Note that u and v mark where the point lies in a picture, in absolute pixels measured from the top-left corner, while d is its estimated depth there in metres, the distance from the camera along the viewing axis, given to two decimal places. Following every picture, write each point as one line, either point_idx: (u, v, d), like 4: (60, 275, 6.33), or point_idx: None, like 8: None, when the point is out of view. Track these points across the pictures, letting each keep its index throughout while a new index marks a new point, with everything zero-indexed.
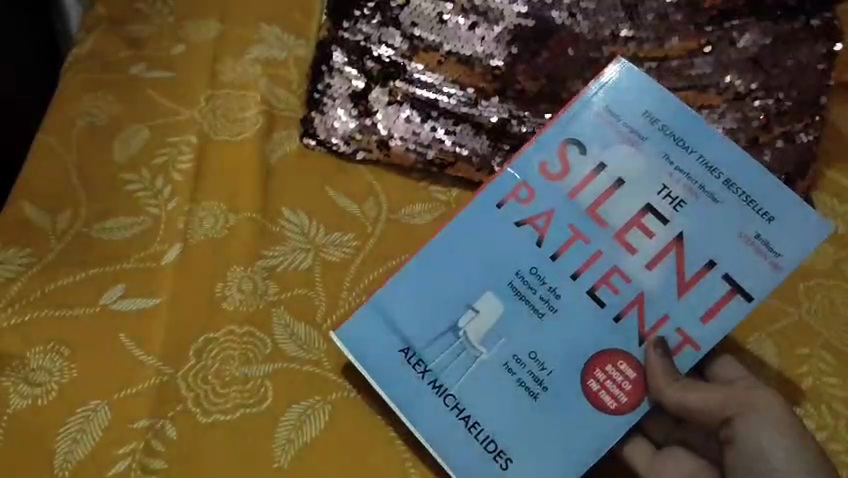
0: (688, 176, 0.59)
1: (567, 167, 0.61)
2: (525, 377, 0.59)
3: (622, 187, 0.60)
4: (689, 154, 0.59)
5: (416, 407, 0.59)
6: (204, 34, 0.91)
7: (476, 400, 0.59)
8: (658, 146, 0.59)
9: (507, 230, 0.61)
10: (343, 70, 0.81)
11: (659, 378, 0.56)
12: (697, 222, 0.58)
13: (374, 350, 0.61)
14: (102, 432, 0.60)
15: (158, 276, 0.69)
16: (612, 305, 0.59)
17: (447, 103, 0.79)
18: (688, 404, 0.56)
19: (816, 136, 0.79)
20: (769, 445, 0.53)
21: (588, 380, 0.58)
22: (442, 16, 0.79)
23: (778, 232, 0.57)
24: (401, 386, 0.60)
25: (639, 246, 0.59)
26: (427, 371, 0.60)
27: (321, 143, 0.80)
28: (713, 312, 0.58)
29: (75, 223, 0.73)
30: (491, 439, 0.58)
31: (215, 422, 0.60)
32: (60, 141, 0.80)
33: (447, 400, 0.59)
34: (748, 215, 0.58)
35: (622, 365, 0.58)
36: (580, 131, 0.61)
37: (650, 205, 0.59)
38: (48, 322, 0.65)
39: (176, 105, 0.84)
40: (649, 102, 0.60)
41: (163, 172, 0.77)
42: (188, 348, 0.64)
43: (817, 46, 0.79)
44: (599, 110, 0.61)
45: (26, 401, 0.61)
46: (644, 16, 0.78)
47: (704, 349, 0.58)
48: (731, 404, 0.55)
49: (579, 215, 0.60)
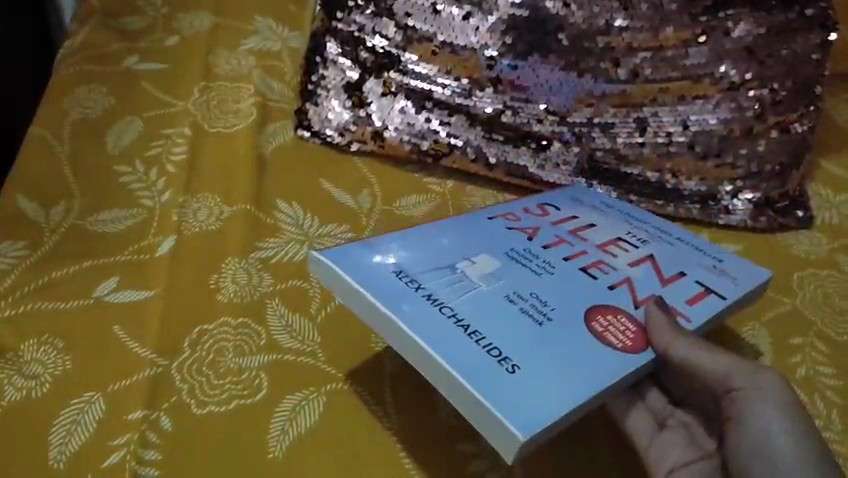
0: (647, 231, 0.67)
1: (547, 211, 0.68)
2: (526, 307, 0.53)
3: (594, 228, 0.67)
4: (644, 224, 0.69)
5: (407, 309, 0.51)
6: (198, 26, 0.91)
7: (476, 314, 0.51)
8: (618, 216, 0.70)
9: (499, 228, 0.63)
10: (337, 61, 0.81)
11: (666, 329, 0.53)
12: (663, 252, 0.64)
13: (364, 266, 0.54)
14: (97, 424, 0.58)
15: (154, 269, 0.69)
16: (604, 279, 0.59)
17: (442, 94, 0.78)
18: (691, 364, 0.52)
19: (811, 126, 0.80)
20: (770, 428, 0.49)
21: (592, 323, 0.53)
22: (435, 6, 0.78)
23: (733, 268, 0.63)
24: (391, 293, 0.52)
25: (618, 253, 0.63)
26: (421, 288, 0.53)
27: (315, 134, 0.80)
28: (697, 299, 0.58)
29: (68, 215, 0.73)
30: (494, 345, 0.49)
31: (209, 412, 0.60)
32: (52, 133, 0.80)
33: (445, 309, 0.51)
34: (703, 256, 0.64)
35: (623, 317, 0.55)
36: (555, 200, 0.71)
37: (621, 238, 0.65)
38: (43, 314, 0.65)
39: (169, 97, 0.84)
40: (607, 200, 0.72)
41: (157, 164, 0.77)
42: (183, 339, 0.64)
43: (811, 36, 0.79)
44: (569, 196, 0.72)
45: (20, 394, 0.60)
46: (639, 6, 0.78)
47: (696, 322, 0.56)
48: (737, 376, 0.51)
49: (562, 232, 0.65)
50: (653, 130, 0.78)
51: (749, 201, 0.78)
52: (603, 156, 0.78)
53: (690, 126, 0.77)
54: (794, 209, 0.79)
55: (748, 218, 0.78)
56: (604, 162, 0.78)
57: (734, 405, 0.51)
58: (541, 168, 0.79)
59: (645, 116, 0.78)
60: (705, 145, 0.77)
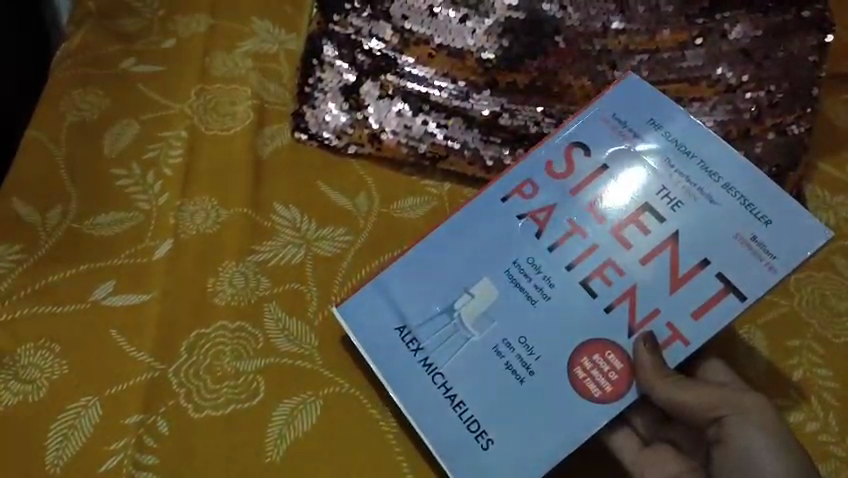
0: (686, 178, 0.60)
1: (571, 167, 0.63)
2: (512, 362, 0.58)
3: (621, 187, 0.61)
4: (689, 158, 0.60)
5: (403, 382, 0.59)
6: (194, 28, 0.91)
7: (463, 379, 0.58)
8: (660, 148, 0.61)
9: (507, 224, 0.62)
10: (334, 64, 0.80)
11: (651, 374, 0.55)
12: (694, 221, 0.59)
13: (369, 328, 0.61)
14: (94, 429, 0.59)
15: (151, 271, 0.69)
16: (605, 295, 0.59)
17: (438, 97, 0.79)
18: (679, 401, 0.55)
19: (808, 128, 0.78)
20: (759, 448, 0.53)
21: (574, 368, 0.57)
22: (432, 9, 0.80)
23: (776, 235, 0.57)
24: (391, 362, 0.59)
25: (634, 241, 0.59)
26: (419, 348, 0.59)
27: (312, 137, 0.79)
28: (704, 309, 0.57)
29: (65, 218, 0.73)
30: (473, 418, 0.57)
31: (207, 417, 0.60)
32: (49, 136, 0.79)
33: (436, 377, 0.58)
34: (746, 217, 0.58)
35: (611, 355, 0.57)
36: (585, 135, 0.63)
37: (649, 203, 0.60)
38: (39, 318, 0.65)
39: (166, 100, 0.83)
40: (655, 111, 0.62)
41: (154, 166, 0.77)
42: (180, 343, 0.64)
43: (809, 38, 0.79)
44: (606, 119, 0.63)
45: (17, 398, 0.60)
46: (635, 9, 0.79)
47: (693, 345, 0.57)
48: (722, 404, 0.54)
49: (579, 211, 0.61)
50: None
51: None
52: None
53: None
54: None
55: None
56: None
57: (724, 429, 0.54)
58: None
59: None
60: None
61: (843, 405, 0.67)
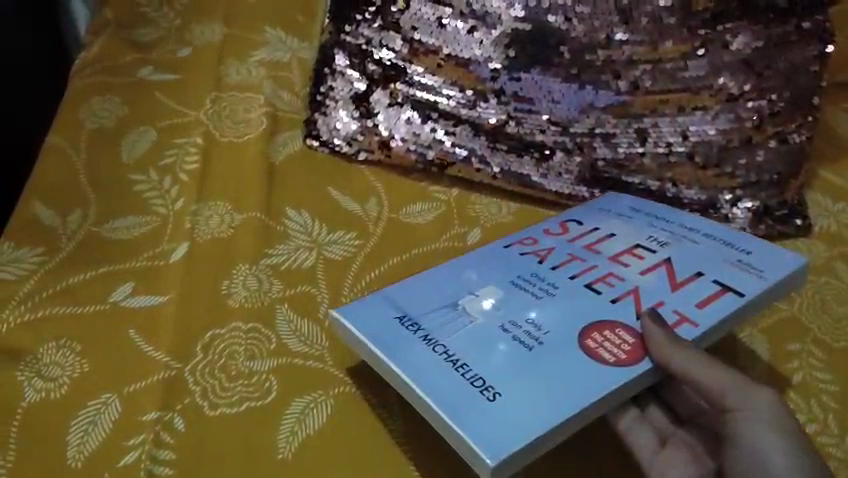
0: (671, 233, 0.69)
1: (566, 229, 0.71)
2: (519, 336, 0.58)
3: (614, 237, 0.69)
4: (669, 223, 0.71)
5: (403, 350, 0.56)
6: (209, 37, 0.94)
7: (467, 349, 0.56)
8: (644, 220, 0.71)
9: (509, 253, 0.67)
10: (345, 72, 0.83)
11: (664, 341, 0.55)
12: (683, 253, 0.66)
13: (368, 321, 0.59)
14: (112, 425, 0.61)
15: (168, 274, 0.71)
16: (609, 293, 0.62)
17: (446, 104, 0.81)
18: (692, 379, 0.53)
19: (808, 136, 0.81)
20: (768, 446, 0.50)
21: (585, 339, 0.57)
22: (441, 21, 0.81)
23: (758, 257, 0.65)
24: (388, 336, 0.58)
25: (632, 263, 0.65)
26: (420, 329, 0.58)
27: (323, 144, 0.82)
28: (708, 301, 0.60)
29: (84, 222, 0.75)
30: (478, 376, 0.54)
31: (221, 414, 0.62)
32: (69, 143, 0.82)
33: (437, 347, 0.56)
34: (728, 249, 0.66)
35: (621, 332, 0.58)
36: (578, 213, 0.73)
37: (640, 243, 0.68)
38: (60, 319, 0.67)
39: (182, 108, 0.86)
40: (635, 203, 0.74)
41: (170, 172, 0.80)
42: (196, 343, 0.66)
43: (808, 48, 0.81)
44: (594, 206, 0.74)
45: (39, 394, 0.62)
46: (638, 20, 0.80)
47: (703, 326, 0.58)
48: (730, 394, 0.52)
49: (577, 249, 0.68)
50: (654, 141, 0.79)
51: (747, 210, 0.78)
52: (606, 166, 0.80)
53: (690, 137, 0.79)
54: (792, 218, 0.79)
55: (747, 227, 0.78)
56: (606, 171, 0.80)
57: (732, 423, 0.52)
58: (544, 177, 0.80)
59: (646, 127, 0.79)
60: (704, 154, 0.79)
61: (843, 407, 0.67)
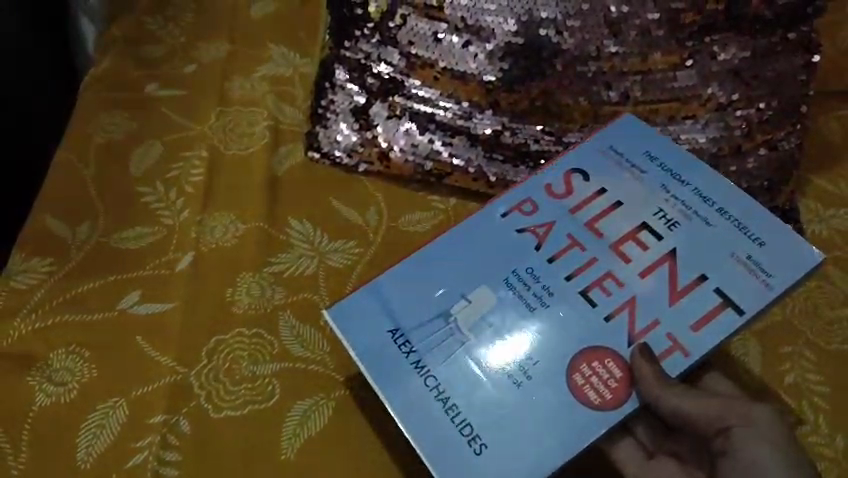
0: (683, 203, 0.66)
1: (571, 188, 0.68)
2: (509, 365, 0.60)
3: (620, 207, 0.66)
4: (683, 185, 0.67)
5: (395, 381, 0.60)
6: (213, 53, 0.96)
7: (457, 384, 0.59)
8: (657, 177, 0.67)
9: (510, 236, 0.66)
10: (345, 86, 0.86)
11: (655, 385, 0.57)
12: (691, 240, 0.64)
13: (365, 332, 0.62)
14: (121, 428, 0.63)
15: (173, 282, 0.73)
16: (604, 305, 0.62)
17: (443, 116, 0.83)
18: (686, 411, 0.57)
19: (798, 143, 0.84)
20: (764, 458, 0.55)
21: (574, 374, 0.59)
22: (436, 35, 0.82)
23: (768, 256, 0.62)
24: (383, 362, 0.61)
25: (634, 256, 0.64)
26: (412, 352, 0.61)
27: (324, 156, 0.85)
28: (703, 323, 0.60)
29: (93, 233, 0.77)
30: (466, 423, 0.58)
31: (225, 416, 0.64)
32: (79, 157, 0.84)
33: (428, 380, 0.60)
34: (740, 239, 0.63)
35: (609, 363, 0.59)
36: (587, 163, 0.69)
37: (647, 223, 0.65)
38: (70, 325, 0.69)
39: (188, 122, 0.89)
40: (652, 146, 0.70)
41: (177, 184, 0.82)
42: (201, 348, 0.68)
43: (795, 58, 0.83)
44: (607, 150, 0.70)
45: (50, 399, 0.65)
46: (627, 33, 0.80)
47: (693, 356, 0.59)
48: (730, 414, 0.56)
49: (579, 227, 0.66)
50: None
51: None
52: None
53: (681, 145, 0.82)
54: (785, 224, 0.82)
55: None
56: None
57: (730, 440, 0.56)
58: None
59: None
60: None
61: (834, 408, 0.69)
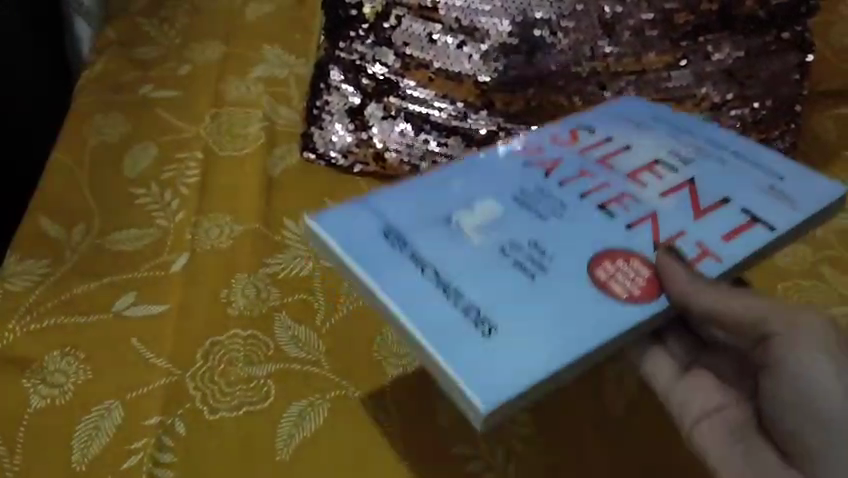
0: (693, 146, 0.65)
1: (578, 138, 0.67)
2: (520, 258, 0.55)
3: (630, 150, 0.65)
4: (692, 136, 0.67)
5: (388, 265, 0.54)
6: (209, 55, 0.97)
7: (470, 283, 0.53)
8: (665, 129, 0.67)
9: (517, 169, 0.63)
10: (340, 87, 0.86)
11: (686, 285, 0.51)
12: (706, 174, 0.62)
13: (352, 232, 0.56)
14: (116, 429, 0.63)
15: (168, 284, 0.73)
16: (623, 216, 0.58)
17: (438, 117, 0.83)
18: (721, 312, 0.51)
19: (792, 142, 0.85)
20: (814, 371, 0.49)
21: (594, 269, 0.54)
22: (431, 36, 0.82)
23: (791, 187, 0.60)
24: (375, 254, 0.54)
25: (650, 183, 0.62)
26: (406, 246, 0.55)
27: (320, 156, 0.85)
28: (734, 233, 0.57)
29: (88, 235, 0.77)
30: (471, 307, 0.51)
31: (221, 418, 0.64)
32: (73, 159, 0.84)
33: (428, 276, 0.53)
34: (759, 174, 0.62)
35: (634, 262, 0.55)
36: (592, 120, 0.69)
37: (660, 157, 0.64)
38: (65, 328, 0.69)
39: (184, 123, 0.88)
40: (655, 112, 0.70)
41: (171, 186, 0.82)
42: (196, 350, 0.68)
43: (789, 57, 0.84)
44: (608, 110, 0.70)
45: (45, 401, 0.64)
46: (621, 34, 0.80)
47: (727, 261, 0.55)
48: (772, 320, 0.51)
49: (589, 162, 0.64)
50: None
51: None
52: None
53: None
54: None
55: None
56: None
57: (770, 350, 0.51)
58: None
59: None
60: None
61: None
